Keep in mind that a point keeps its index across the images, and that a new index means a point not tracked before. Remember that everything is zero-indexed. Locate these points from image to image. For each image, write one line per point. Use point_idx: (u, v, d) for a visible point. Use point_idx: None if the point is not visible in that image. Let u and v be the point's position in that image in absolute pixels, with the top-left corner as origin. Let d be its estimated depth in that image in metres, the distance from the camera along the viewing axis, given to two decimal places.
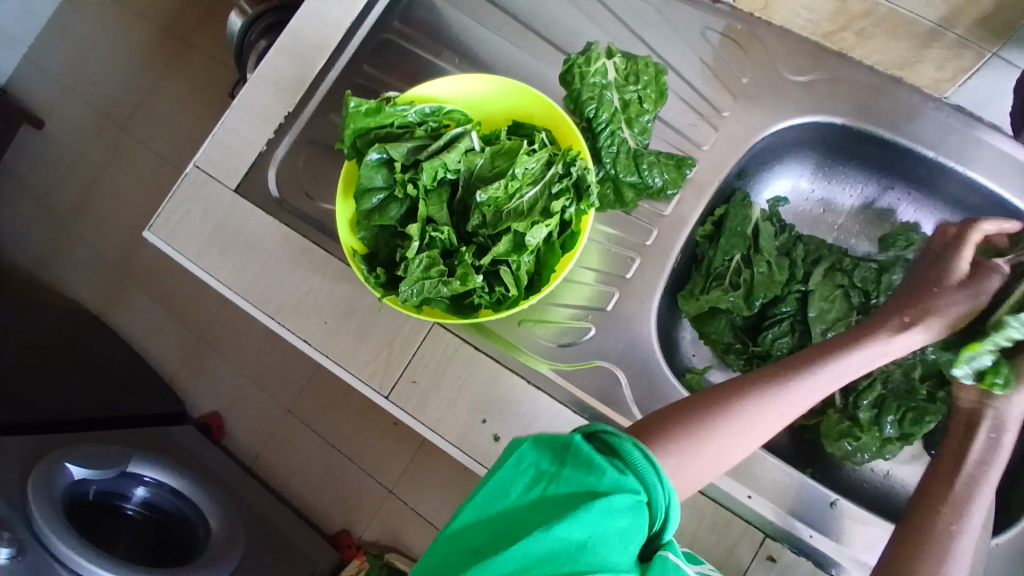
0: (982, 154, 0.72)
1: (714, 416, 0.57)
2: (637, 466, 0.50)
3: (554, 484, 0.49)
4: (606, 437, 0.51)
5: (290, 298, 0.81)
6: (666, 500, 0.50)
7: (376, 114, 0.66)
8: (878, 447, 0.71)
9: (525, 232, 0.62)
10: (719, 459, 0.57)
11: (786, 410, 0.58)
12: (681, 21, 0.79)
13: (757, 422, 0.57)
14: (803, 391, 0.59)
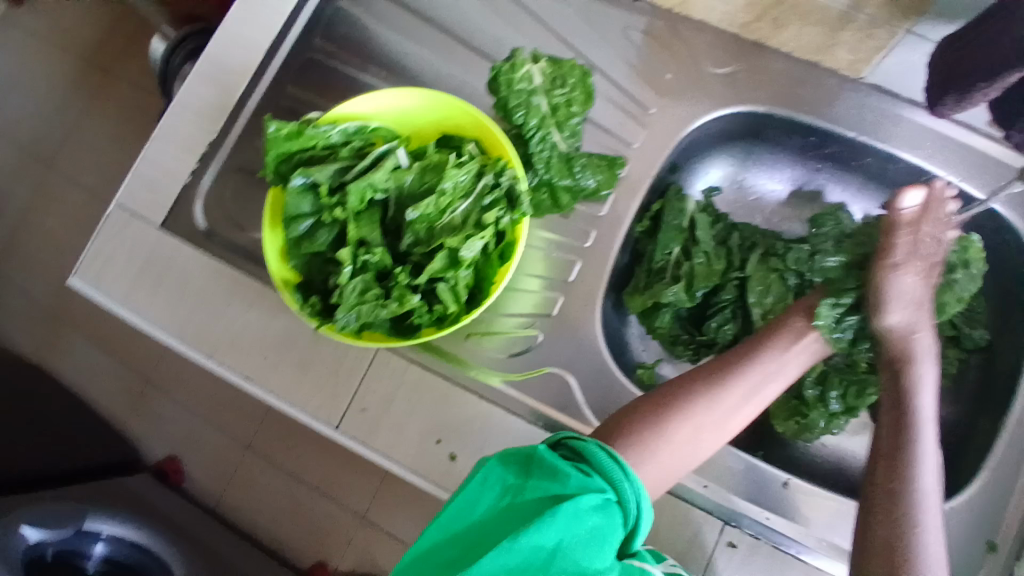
0: (901, 132, 0.74)
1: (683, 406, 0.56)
2: (602, 464, 0.48)
3: (519, 496, 0.46)
4: (570, 443, 0.49)
5: (227, 334, 0.78)
6: (636, 496, 0.48)
7: (297, 137, 0.63)
8: (825, 422, 0.72)
9: (460, 247, 0.61)
10: (692, 450, 0.55)
11: (751, 397, 0.58)
12: (602, 21, 0.79)
13: (725, 410, 0.56)
14: (763, 376, 0.59)
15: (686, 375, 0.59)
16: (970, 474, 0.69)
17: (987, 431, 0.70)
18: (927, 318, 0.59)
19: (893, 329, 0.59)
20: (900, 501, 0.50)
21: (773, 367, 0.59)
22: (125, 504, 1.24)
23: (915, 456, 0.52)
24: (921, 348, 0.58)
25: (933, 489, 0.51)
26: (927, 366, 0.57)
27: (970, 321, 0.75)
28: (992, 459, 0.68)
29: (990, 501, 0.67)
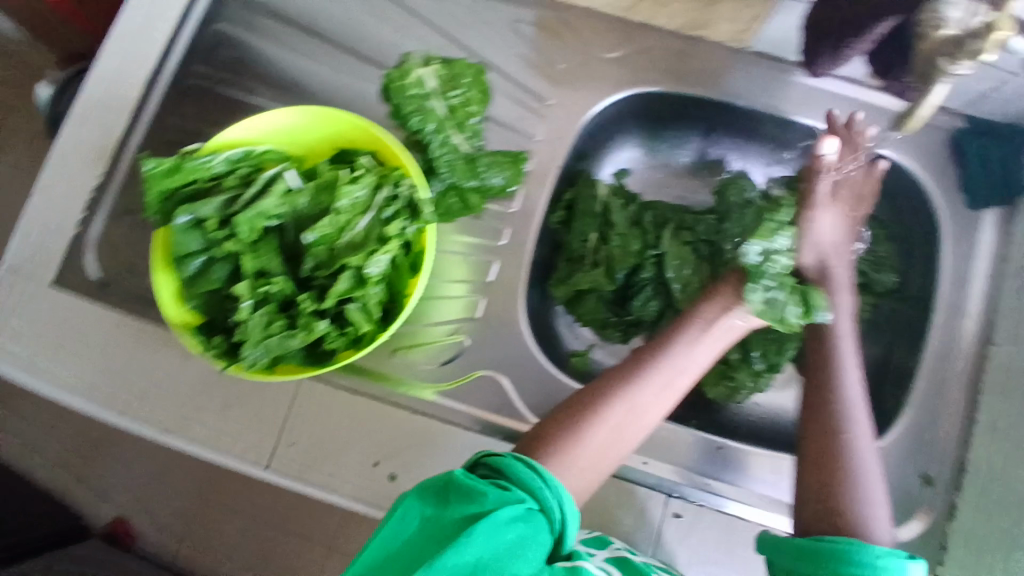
0: (790, 96, 0.75)
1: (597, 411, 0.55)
2: (519, 476, 0.48)
3: (439, 523, 0.46)
4: (488, 461, 0.50)
5: (138, 388, 0.73)
6: (558, 501, 0.48)
7: (176, 173, 0.60)
8: (753, 381, 0.75)
9: (364, 264, 0.59)
10: (615, 451, 0.55)
11: (666, 388, 0.56)
12: (488, 16, 0.78)
13: (640, 407, 0.56)
14: (672, 368, 0.58)
15: (597, 381, 0.58)
16: (893, 415, 0.73)
17: (905, 368, 0.74)
18: (840, 256, 0.65)
19: (807, 270, 0.64)
20: (833, 423, 0.57)
21: (682, 356, 0.58)
22: (81, 566, 1.17)
23: (840, 383, 0.59)
24: (838, 279, 0.63)
25: (857, 411, 0.58)
26: (844, 296, 0.63)
27: (879, 267, 0.77)
28: (911, 397, 0.72)
29: (913, 434, 0.71)
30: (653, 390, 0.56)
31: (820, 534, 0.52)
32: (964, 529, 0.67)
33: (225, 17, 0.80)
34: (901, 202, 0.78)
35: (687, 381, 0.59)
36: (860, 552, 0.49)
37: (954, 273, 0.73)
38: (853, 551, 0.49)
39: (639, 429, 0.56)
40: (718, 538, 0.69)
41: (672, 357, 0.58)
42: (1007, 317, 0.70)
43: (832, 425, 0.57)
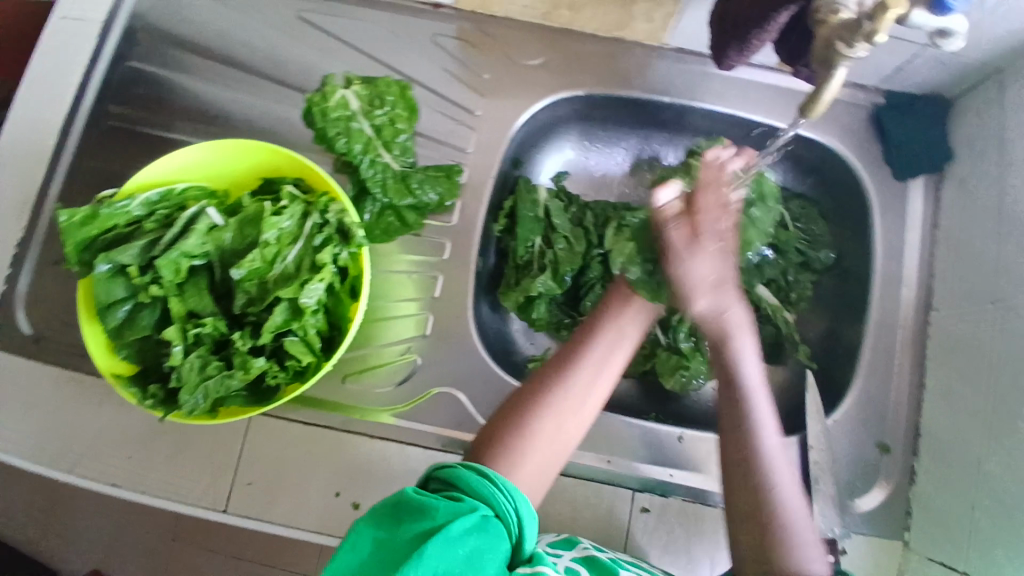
0: (712, 87, 0.76)
1: (536, 411, 0.55)
2: (470, 484, 0.48)
3: (393, 542, 0.45)
4: (439, 475, 0.50)
5: (82, 444, 0.70)
6: (513, 502, 0.48)
7: (92, 221, 0.58)
8: (707, 369, 0.76)
9: (297, 296, 0.57)
10: (559, 448, 0.56)
11: (600, 375, 0.58)
12: (409, 31, 0.77)
13: (577, 401, 0.56)
14: (602, 354, 0.58)
15: (532, 379, 0.58)
16: (845, 389, 0.74)
17: (851, 341, 0.76)
18: (734, 294, 0.53)
19: (704, 314, 0.53)
20: (748, 465, 0.52)
21: (612, 339, 0.59)
22: None
23: (754, 430, 0.53)
24: (733, 323, 0.53)
25: (776, 443, 0.53)
26: (744, 338, 0.53)
27: (814, 244, 0.79)
28: (860, 369, 0.73)
29: (864, 405, 0.73)
30: (588, 379, 0.57)
31: None
32: (924, 493, 0.69)
33: (136, 54, 0.78)
34: (831, 177, 0.80)
35: (612, 379, 0.59)
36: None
37: (888, 244, 0.75)
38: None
39: (579, 422, 0.57)
40: (687, 528, 0.69)
41: (591, 359, 0.58)
42: (942, 282, 0.72)
43: (751, 472, 0.52)
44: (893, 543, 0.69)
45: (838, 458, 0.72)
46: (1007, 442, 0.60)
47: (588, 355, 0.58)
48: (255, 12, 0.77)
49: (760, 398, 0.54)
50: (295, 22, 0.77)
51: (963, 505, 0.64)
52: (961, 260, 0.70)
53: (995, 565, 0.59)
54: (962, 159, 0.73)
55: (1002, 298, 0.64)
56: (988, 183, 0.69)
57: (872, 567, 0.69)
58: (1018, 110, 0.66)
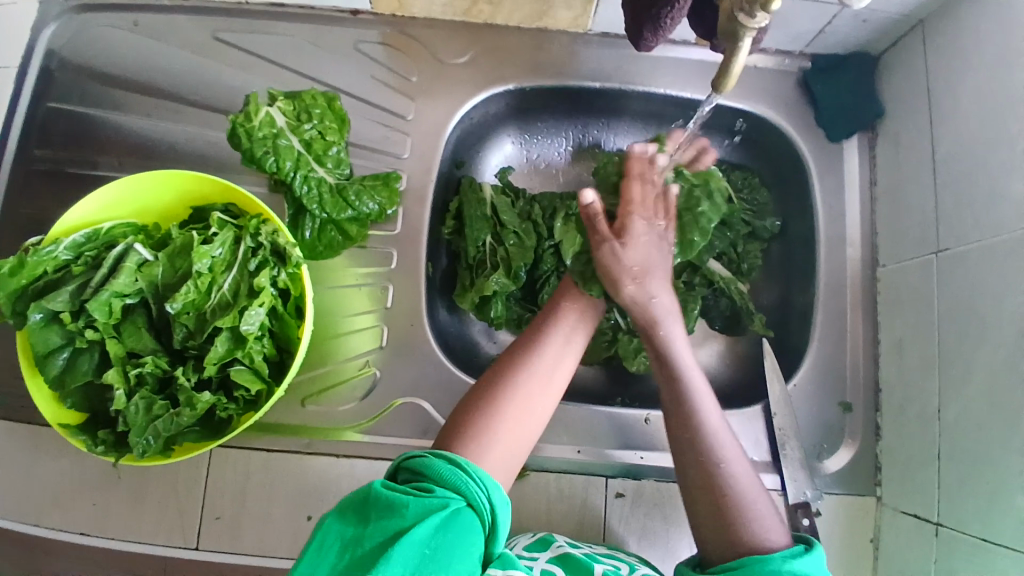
0: (640, 67, 0.76)
1: (506, 395, 0.54)
2: (442, 474, 0.47)
3: (361, 546, 0.44)
4: (410, 466, 0.49)
5: (44, 497, 0.68)
6: (485, 490, 0.48)
7: (20, 269, 0.57)
8: None
9: (237, 324, 0.56)
10: (528, 432, 0.54)
11: (563, 360, 0.58)
12: (330, 42, 0.76)
13: (544, 385, 0.55)
14: (564, 343, 0.59)
15: (498, 367, 0.57)
16: (802, 353, 0.75)
17: (803, 304, 0.77)
18: (659, 282, 0.61)
19: (631, 302, 0.60)
20: (699, 441, 0.54)
21: (569, 328, 0.60)
22: None
23: (695, 407, 0.56)
24: (662, 309, 0.60)
25: (720, 422, 0.56)
26: (671, 325, 0.59)
27: (761, 213, 0.80)
28: (815, 332, 0.74)
29: (823, 367, 0.73)
30: (552, 364, 0.57)
31: (726, 566, 0.49)
32: (890, 447, 0.70)
33: (54, 93, 0.76)
34: (768, 145, 0.80)
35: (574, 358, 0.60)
36: (766, 564, 0.47)
37: (829, 207, 0.76)
38: (764, 562, 0.48)
39: (546, 408, 0.55)
40: (664, 510, 0.70)
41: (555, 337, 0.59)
42: (885, 239, 0.73)
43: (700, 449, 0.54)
44: (866, 499, 0.71)
45: (802, 421, 0.73)
46: (962, 390, 0.62)
47: (549, 344, 0.58)
48: (171, 37, 0.76)
49: (697, 379, 0.57)
50: (214, 43, 0.76)
51: (926, 455, 0.65)
52: (900, 216, 0.71)
53: (965, 511, 0.60)
54: (893, 115, 0.73)
55: (944, 248, 0.65)
56: (919, 137, 0.70)
57: (846, 526, 0.70)
58: (940, 64, 0.67)
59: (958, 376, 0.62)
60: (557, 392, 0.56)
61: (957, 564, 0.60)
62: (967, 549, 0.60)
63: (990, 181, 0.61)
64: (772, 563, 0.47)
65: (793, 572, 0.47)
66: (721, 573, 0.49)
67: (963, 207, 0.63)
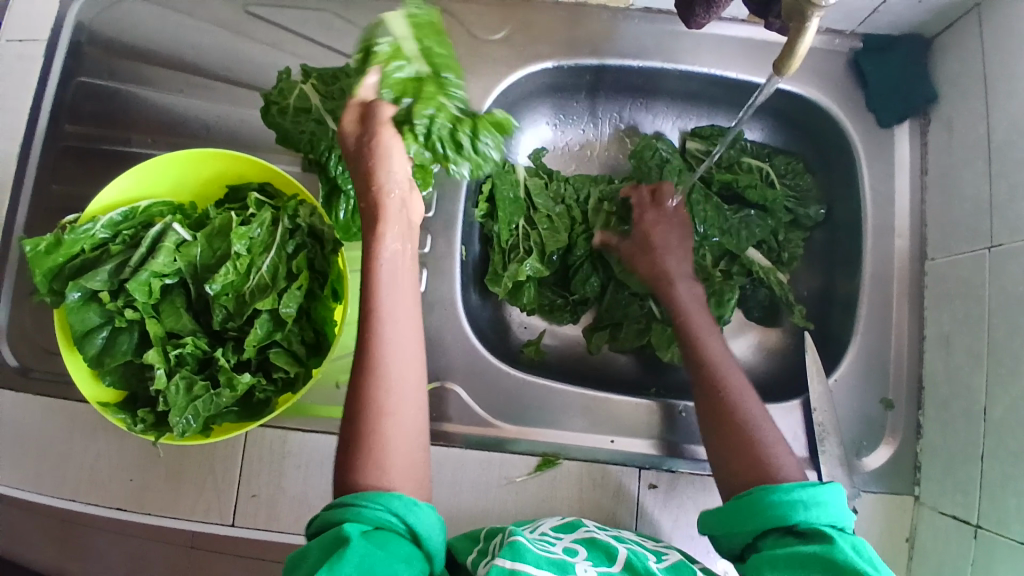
0: (682, 45, 0.74)
1: (371, 407, 0.47)
2: (337, 516, 0.45)
3: None
4: (312, 528, 0.46)
5: (82, 473, 0.69)
6: (384, 506, 0.45)
7: (58, 247, 0.57)
8: None
9: (276, 307, 0.56)
10: (414, 432, 0.49)
11: (404, 342, 0.49)
12: (363, 17, 0.74)
13: (403, 383, 0.49)
14: (398, 318, 0.49)
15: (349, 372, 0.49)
16: (844, 344, 0.73)
17: (847, 293, 0.75)
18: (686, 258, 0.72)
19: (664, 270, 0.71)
20: (711, 381, 0.60)
21: (399, 296, 0.50)
22: None
23: (704, 351, 0.63)
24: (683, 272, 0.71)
25: (730, 366, 0.61)
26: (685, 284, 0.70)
27: (803, 200, 0.78)
28: (859, 324, 0.72)
29: (864, 358, 0.72)
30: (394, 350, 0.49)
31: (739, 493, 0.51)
32: (933, 443, 0.69)
33: (85, 69, 0.75)
34: (816, 130, 0.77)
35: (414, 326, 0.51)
36: (772, 493, 0.48)
37: (875, 195, 0.73)
38: (767, 494, 0.49)
39: (419, 400, 0.49)
40: (698, 502, 0.69)
41: (390, 315, 0.49)
42: (935, 230, 0.71)
43: (714, 382, 0.60)
44: (903, 496, 0.69)
45: (842, 414, 0.71)
46: (1012, 387, 0.60)
47: (388, 329, 0.49)
48: (201, 12, 0.74)
49: (707, 332, 0.65)
50: (245, 18, 0.74)
51: (970, 452, 0.64)
52: (952, 205, 0.69)
53: (1008, 513, 0.59)
54: (946, 98, 0.70)
55: (997, 242, 0.63)
56: (973, 122, 0.67)
57: (884, 521, 0.69)
58: (998, 45, 0.64)
59: (1008, 370, 0.60)
60: (416, 374, 0.50)
61: (997, 566, 0.59)
62: (1009, 553, 0.58)
63: None
64: (774, 495, 0.48)
65: (796, 498, 0.48)
66: (733, 504, 0.50)
67: (1019, 196, 0.61)
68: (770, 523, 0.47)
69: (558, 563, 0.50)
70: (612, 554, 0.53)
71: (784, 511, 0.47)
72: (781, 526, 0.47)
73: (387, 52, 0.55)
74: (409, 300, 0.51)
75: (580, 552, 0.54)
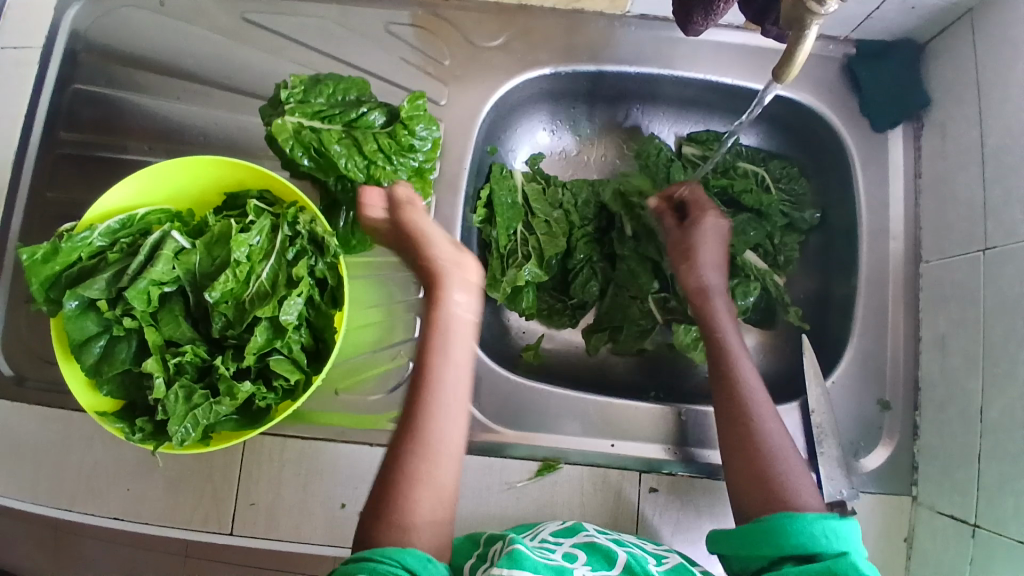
0: (680, 51, 0.74)
1: (408, 472, 0.50)
2: (354, 570, 0.45)
3: None
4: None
5: (79, 483, 0.68)
6: (397, 559, 0.45)
7: (55, 256, 0.57)
8: None
9: (276, 314, 0.56)
10: (443, 500, 0.51)
11: (451, 416, 0.53)
12: (361, 24, 0.74)
13: (442, 454, 0.51)
14: (449, 390, 0.54)
15: (392, 440, 0.52)
16: (841, 347, 0.74)
17: (842, 296, 0.75)
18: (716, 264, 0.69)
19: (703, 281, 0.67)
20: (738, 395, 0.59)
21: (452, 362, 0.55)
22: None
23: (733, 362, 0.61)
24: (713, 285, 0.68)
25: (756, 386, 0.60)
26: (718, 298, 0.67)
27: (799, 204, 0.78)
28: (855, 327, 0.73)
29: (860, 361, 0.72)
30: (437, 418, 0.52)
31: (758, 519, 0.51)
32: (930, 444, 0.69)
33: (81, 76, 0.75)
34: (812, 135, 0.78)
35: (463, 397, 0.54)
36: (795, 521, 0.50)
37: (871, 199, 0.74)
38: (789, 521, 0.50)
39: (452, 469, 0.52)
40: (697, 505, 0.69)
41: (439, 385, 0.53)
42: (929, 233, 0.72)
43: (738, 409, 0.58)
44: (901, 497, 0.70)
45: (840, 417, 0.71)
46: (1008, 389, 0.61)
47: (439, 400, 0.53)
48: (199, 18, 0.74)
49: (735, 346, 0.63)
50: (242, 25, 0.74)
51: (966, 453, 0.64)
52: (946, 208, 0.70)
53: (1005, 514, 0.59)
54: (940, 103, 0.71)
55: (992, 244, 0.63)
56: (966, 126, 0.68)
57: (882, 523, 0.69)
58: (990, 51, 0.65)
59: (1004, 373, 0.61)
60: (455, 445, 0.52)
61: (997, 566, 0.59)
62: (1007, 552, 0.59)
63: None
64: (794, 523, 0.49)
65: (817, 530, 0.49)
66: (749, 529, 0.51)
67: (1013, 199, 0.62)
68: (788, 552, 0.49)
69: (556, 568, 0.50)
70: (611, 559, 0.54)
71: (803, 540, 0.49)
72: (797, 556, 0.49)
73: (291, 130, 0.65)
74: (461, 370, 0.55)
75: (578, 558, 0.54)
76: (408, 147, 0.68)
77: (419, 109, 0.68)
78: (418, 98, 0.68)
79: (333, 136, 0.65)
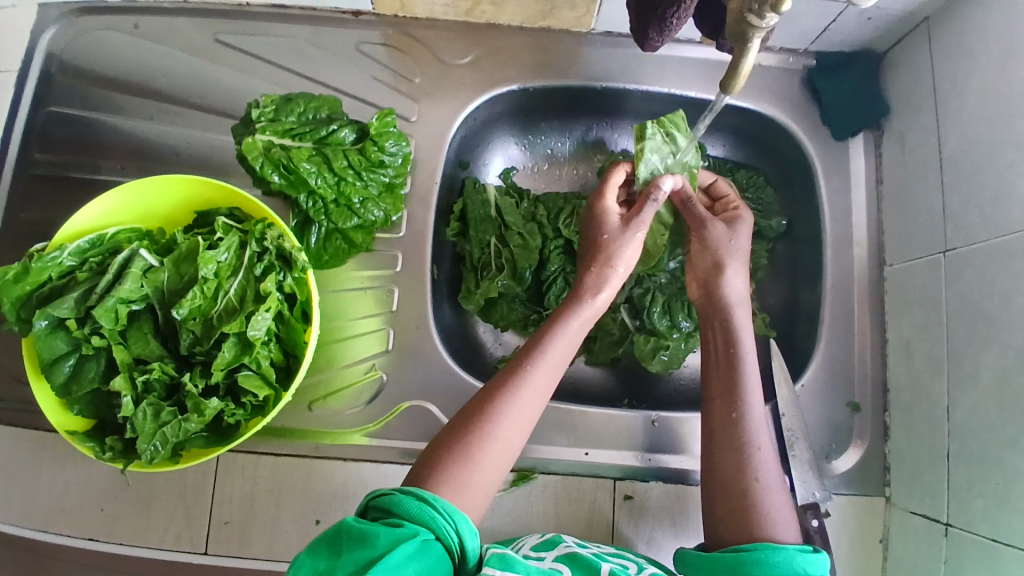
0: (645, 66, 0.76)
1: (466, 461, 0.53)
2: (411, 510, 0.48)
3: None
4: (378, 504, 0.49)
5: (52, 503, 0.68)
6: (454, 525, 0.48)
7: (25, 275, 0.57)
8: (685, 343, 0.76)
9: (243, 329, 0.56)
10: (498, 472, 0.55)
11: (519, 425, 0.56)
12: (331, 44, 0.75)
13: (519, 421, 0.56)
14: (530, 399, 0.57)
15: (456, 427, 0.55)
16: (810, 352, 0.75)
17: (811, 302, 0.77)
18: (740, 273, 0.67)
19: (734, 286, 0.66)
20: (739, 413, 0.59)
21: (543, 377, 0.58)
22: None
23: (744, 378, 0.61)
24: (737, 297, 0.65)
25: (762, 417, 0.60)
26: (741, 310, 0.65)
27: (766, 212, 0.80)
28: (822, 332, 0.74)
29: (830, 366, 0.73)
30: (510, 423, 0.55)
31: (737, 547, 0.52)
32: (899, 446, 0.70)
33: (55, 98, 0.76)
34: (777, 145, 0.80)
35: (538, 409, 0.58)
36: (772, 552, 0.51)
37: (836, 206, 0.76)
38: (769, 554, 0.51)
39: (500, 471, 0.55)
40: (672, 512, 0.70)
41: (523, 393, 0.57)
42: (892, 239, 0.73)
43: (739, 436, 0.58)
44: (874, 500, 0.70)
45: (811, 421, 0.72)
46: (971, 389, 0.62)
47: (513, 405, 0.56)
48: (171, 40, 0.75)
49: (754, 375, 0.61)
50: (215, 46, 0.75)
51: (934, 454, 0.65)
52: (907, 214, 0.71)
53: (975, 513, 0.60)
54: (899, 112, 0.73)
55: (952, 247, 0.65)
56: (925, 133, 0.69)
57: (856, 527, 0.70)
58: (944, 61, 0.67)
59: (967, 373, 0.62)
60: (513, 450, 0.56)
61: (968, 565, 0.60)
62: (978, 552, 0.59)
63: (998, 179, 0.60)
64: (775, 556, 0.50)
65: (797, 563, 0.51)
66: (727, 559, 0.51)
67: (971, 203, 0.63)
68: None
69: None
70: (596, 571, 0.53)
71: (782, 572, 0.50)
72: None
73: (262, 147, 0.66)
74: (547, 386, 0.58)
75: (563, 573, 0.53)
76: (379, 163, 0.69)
77: (389, 126, 0.69)
78: (388, 115, 0.70)
79: (301, 156, 0.66)
